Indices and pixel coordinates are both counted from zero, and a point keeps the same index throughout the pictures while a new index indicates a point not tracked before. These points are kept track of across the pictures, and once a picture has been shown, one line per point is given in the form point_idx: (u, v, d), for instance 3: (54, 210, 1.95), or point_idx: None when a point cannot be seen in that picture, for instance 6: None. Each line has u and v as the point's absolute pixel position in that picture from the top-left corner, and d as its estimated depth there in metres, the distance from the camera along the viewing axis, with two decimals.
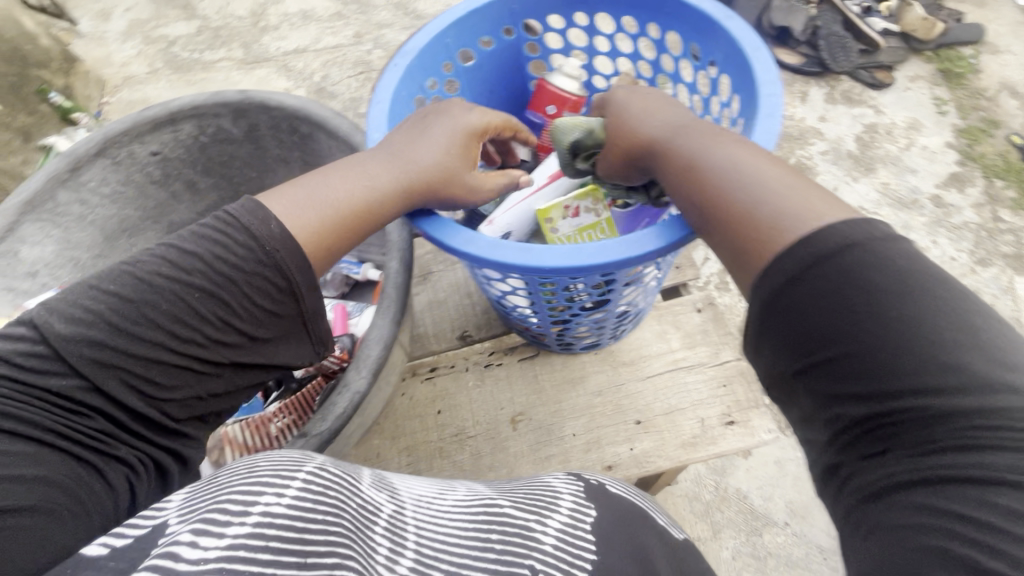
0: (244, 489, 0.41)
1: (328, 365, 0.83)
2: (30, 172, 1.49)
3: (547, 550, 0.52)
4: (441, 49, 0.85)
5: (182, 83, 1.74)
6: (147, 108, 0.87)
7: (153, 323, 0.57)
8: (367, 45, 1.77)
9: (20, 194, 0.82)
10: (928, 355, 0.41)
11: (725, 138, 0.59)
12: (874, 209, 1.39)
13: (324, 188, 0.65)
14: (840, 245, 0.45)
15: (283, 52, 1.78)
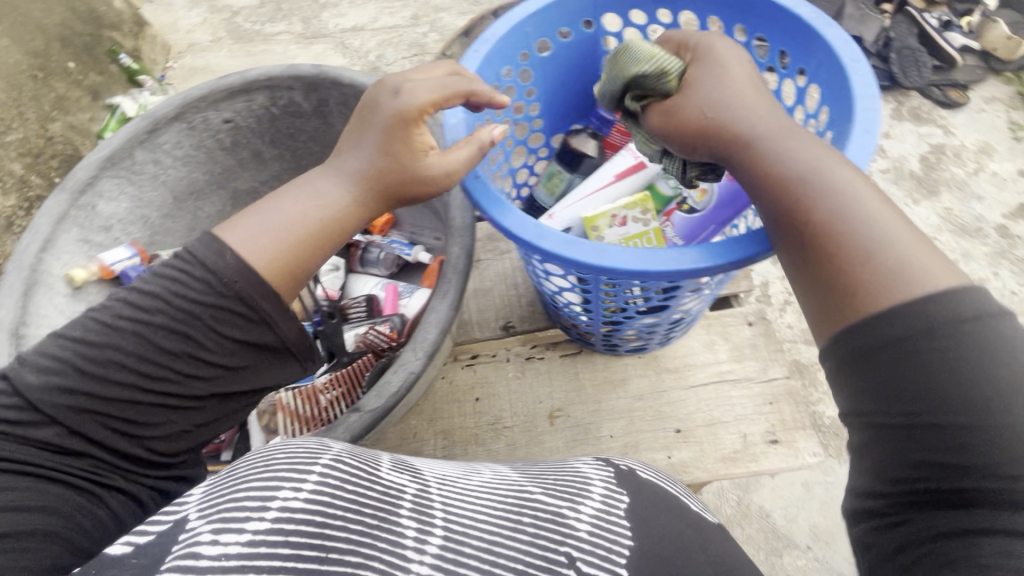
0: (261, 485, 0.48)
1: (379, 343, 0.87)
2: (96, 129, 1.55)
3: (582, 536, 0.55)
4: (520, 39, 0.85)
5: (243, 53, 1.79)
6: (224, 75, 0.90)
7: (125, 361, 0.59)
8: (424, 27, 1.78)
9: (102, 151, 0.86)
10: (1016, 428, 0.40)
11: (834, 163, 0.55)
12: (935, 234, 1.32)
13: (274, 211, 0.64)
14: (970, 316, 0.43)
15: (341, 29, 1.81)
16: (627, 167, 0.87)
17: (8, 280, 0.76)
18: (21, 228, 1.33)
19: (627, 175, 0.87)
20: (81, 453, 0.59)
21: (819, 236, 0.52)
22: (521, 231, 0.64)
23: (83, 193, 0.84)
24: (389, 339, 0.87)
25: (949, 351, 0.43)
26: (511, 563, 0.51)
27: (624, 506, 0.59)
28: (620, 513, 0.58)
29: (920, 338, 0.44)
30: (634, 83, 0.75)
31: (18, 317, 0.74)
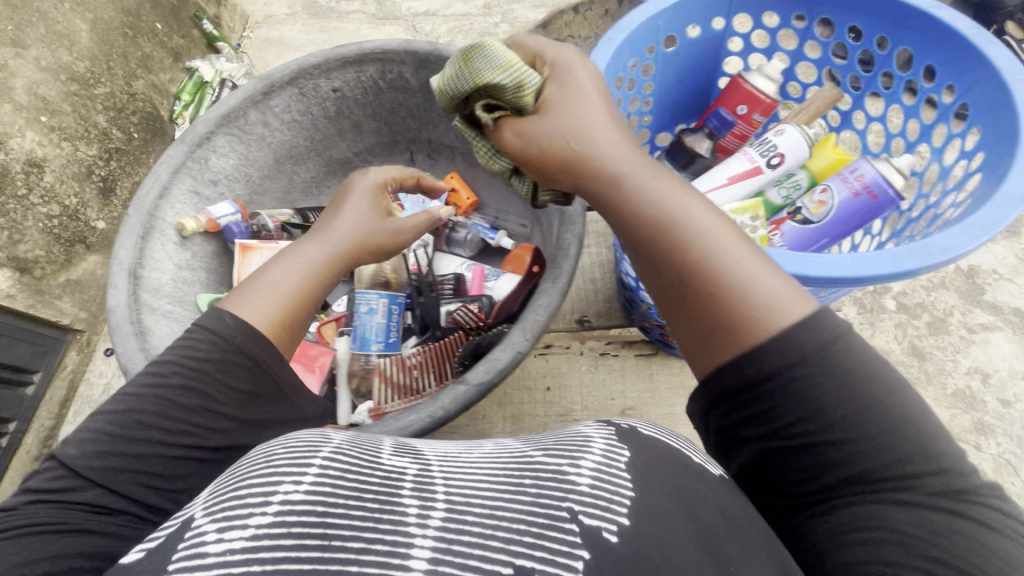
0: (262, 483, 0.45)
1: (466, 320, 0.89)
2: (174, 90, 1.61)
3: (584, 491, 0.48)
4: (651, 31, 0.84)
5: (317, 29, 1.82)
6: (340, 46, 0.93)
7: (144, 420, 0.60)
8: (495, 18, 1.78)
9: (220, 107, 0.90)
10: (875, 439, 0.47)
11: (697, 198, 0.57)
12: (1009, 276, 1.18)
13: (265, 278, 0.71)
14: (819, 343, 0.47)
15: (413, 13, 1.82)
16: (744, 170, 0.83)
17: (128, 221, 0.82)
18: (98, 177, 1.39)
19: (742, 179, 0.82)
20: (108, 509, 0.57)
21: (693, 275, 0.52)
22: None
23: (199, 147, 0.90)
24: (477, 319, 0.89)
25: (808, 384, 0.47)
26: (513, 525, 0.45)
27: (624, 460, 0.52)
28: (620, 467, 0.51)
29: (785, 389, 0.48)
30: (489, 90, 0.68)
31: (135, 259, 0.81)
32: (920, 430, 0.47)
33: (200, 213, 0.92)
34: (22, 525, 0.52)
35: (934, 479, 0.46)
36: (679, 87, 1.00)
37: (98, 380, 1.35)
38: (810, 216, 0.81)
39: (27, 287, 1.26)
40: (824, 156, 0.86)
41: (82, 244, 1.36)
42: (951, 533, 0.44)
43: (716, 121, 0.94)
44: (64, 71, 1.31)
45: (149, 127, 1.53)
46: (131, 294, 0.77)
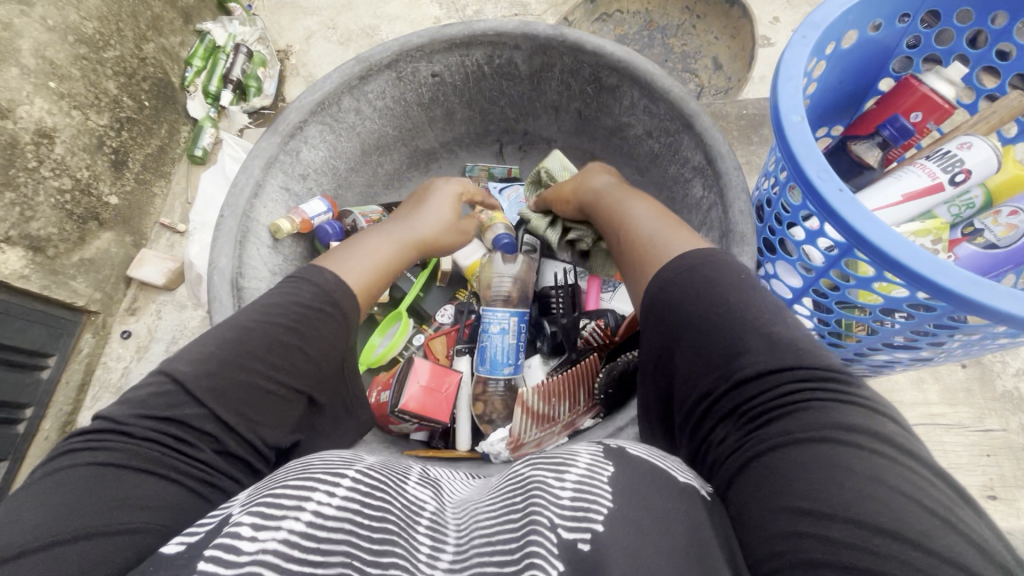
0: (297, 486, 0.42)
1: (592, 338, 0.81)
2: (185, 54, 1.51)
3: (564, 503, 0.41)
4: (837, 29, 0.61)
5: None
6: (448, 25, 0.82)
7: (246, 354, 0.55)
8: None
9: (315, 93, 0.80)
10: (726, 347, 0.49)
11: (640, 196, 0.71)
12: None
13: (365, 243, 0.72)
14: (680, 270, 0.55)
15: None
16: (922, 187, 0.62)
17: (224, 224, 0.72)
18: (110, 148, 1.31)
19: (920, 198, 0.63)
20: (190, 442, 0.51)
21: (626, 244, 0.65)
22: (914, 262, 0.45)
23: (292, 138, 0.79)
24: (603, 337, 0.80)
25: (679, 292, 0.54)
26: (503, 548, 0.40)
27: (607, 473, 0.44)
28: (601, 478, 0.43)
29: (665, 311, 0.54)
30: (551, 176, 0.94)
31: (236, 267, 0.70)
32: (760, 326, 0.48)
33: (293, 212, 0.81)
34: (98, 462, 0.46)
35: (766, 378, 0.45)
36: (835, 93, 0.76)
37: (116, 364, 1.33)
38: (994, 242, 0.62)
39: (41, 267, 1.18)
40: (1003, 169, 0.64)
41: (95, 220, 1.28)
42: (840, 472, 0.39)
43: (891, 130, 0.72)
44: (72, 32, 1.20)
45: (160, 95, 1.44)
46: (237, 306, 0.68)
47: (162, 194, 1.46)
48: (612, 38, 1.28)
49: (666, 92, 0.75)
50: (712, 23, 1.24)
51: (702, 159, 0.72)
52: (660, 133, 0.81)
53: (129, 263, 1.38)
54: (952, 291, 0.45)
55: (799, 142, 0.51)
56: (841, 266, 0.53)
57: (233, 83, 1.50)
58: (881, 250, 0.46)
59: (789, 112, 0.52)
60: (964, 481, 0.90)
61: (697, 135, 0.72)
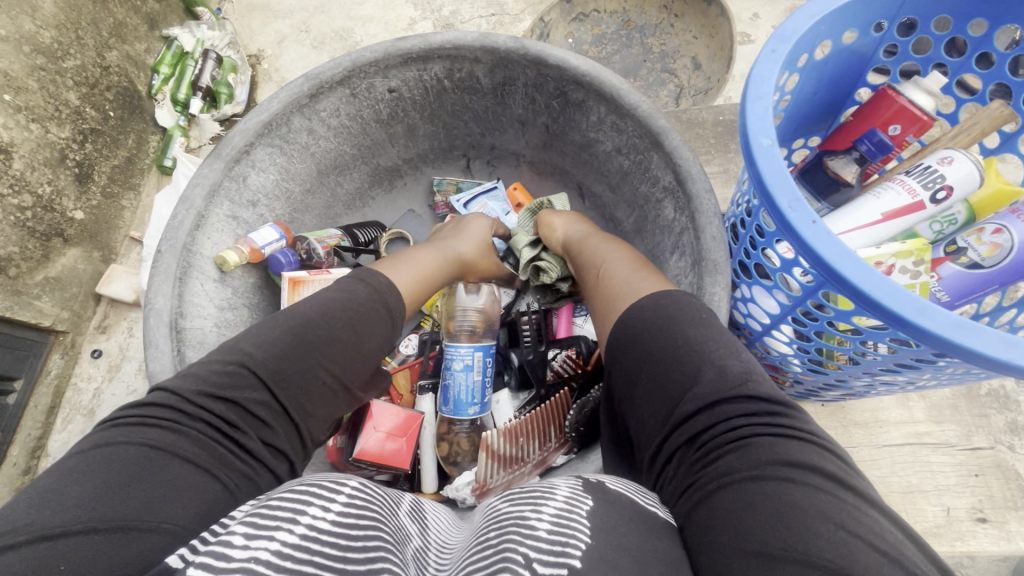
0: (293, 498, 0.40)
1: (563, 368, 0.79)
2: (151, 62, 1.46)
3: (541, 536, 0.36)
4: (808, 40, 0.59)
5: None
6: (403, 38, 0.79)
7: (319, 346, 0.59)
8: None
9: (260, 114, 0.76)
10: (680, 384, 0.48)
11: (615, 238, 0.73)
12: None
13: (413, 254, 0.77)
14: (632, 314, 0.55)
15: None
16: (901, 205, 0.61)
17: (162, 261, 0.68)
18: (73, 161, 1.26)
19: (900, 218, 0.61)
20: (236, 427, 0.52)
21: (596, 284, 0.67)
22: (891, 301, 0.43)
23: (238, 162, 0.75)
24: (576, 367, 0.78)
25: (642, 325, 0.53)
26: None
27: (586, 506, 0.39)
28: (579, 511, 0.39)
29: (626, 346, 0.54)
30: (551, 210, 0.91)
31: (175, 307, 0.67)
32: (715, 357, 0.48)
33: (242, 242, 0.78)
34: (149, 443, 0.46)
35: (708, 412, 0.44)
36: (810, 102, 0.73)
37: (87, 386, 1.28)
38: (977, 261, 0.60)
39: (3, 288, 1.13)
40: (986, 183, 0.63)
41: (59, 237, 1.24)
42: (791, 510, 0.36)
43: (869, 145, 0.70)
44: (28, 42, 1.15)
45: (126, 104, 1.39)
46: (174, 345, 0.65)
47: (132, 207, 1.42)
48: (588, 39, 1.26)
49: (633, 108, 0.73)
50: (690, 22, 1.22)
51: (672, 180, 0.70)
52: (629, 150, 0.79)
53: (98, 280, 1.33)
54: (938, 335, 0.42)
55: (769, 168, 0.49)
56: (820, 299, 0.51)
57: (203, 91, 1.45)
58: (844, 278, 0.45)
59: (758, 135, 0.50)
60: (952, 503, 0.84)
61: (667, 155, 0.70)
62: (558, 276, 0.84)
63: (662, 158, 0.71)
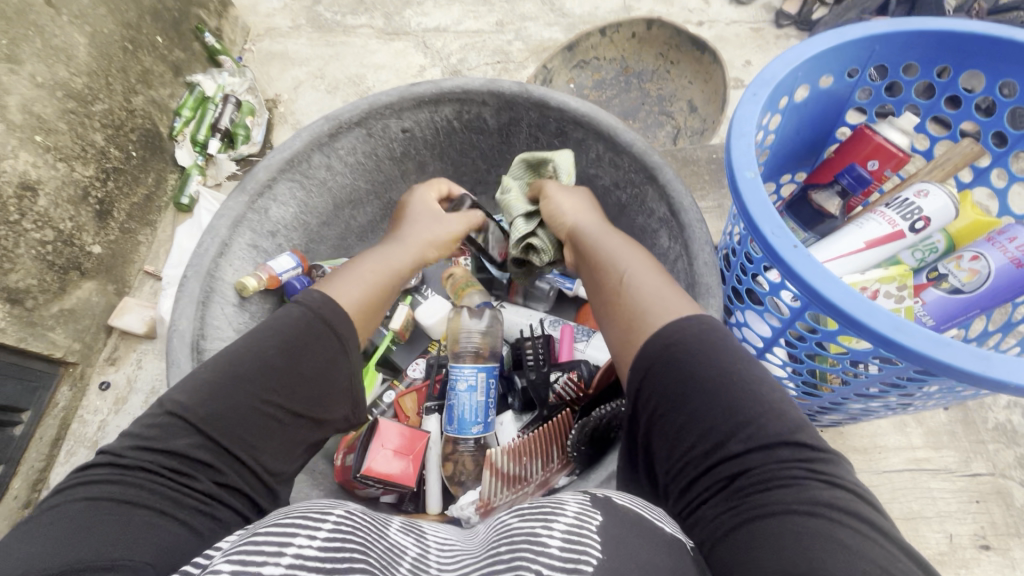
0: (276, 534, 0.41)
1: (566, 392, 0.78)
2: (175, 106, 1.54)
3: (553, 553, 0.37)
4: (787, 84, 0.63)
5: (322, 43, 1.76)
6: (417, 83, 0.84)
7: (252, 380, 0.55)
8: (509, 35, 1.69)
9: (283, 152, 0.81)
10: (718, 415, 0.46)
11: (616, 238, 0.66)
12: None
13: (356, 267, 0.69)
14: (662, 343, 0.50)
15: (423, 28, 1.74)
16: (883, 234, 0.64)
17: (186, 287, 0.71)
18: (95, 199, 1.31)
19: (882, 246, 0.64)
20: (185, 471, 0.51)
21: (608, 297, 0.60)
22: (870, 318, 0.45)
23: (261, 195, 0.79)
24: (577, 391, 0.78)
25: (686, 354, 0.49)
26: None
27: (595, 523, 0.40)
28: (589, 527, 0.40)
29: (656, 368, 0.50)
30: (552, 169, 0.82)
31: (197, 328, 0.69)
32: (768, 399, 0.46)
33: (261, 268, 0.80)
34: (94, 497, 0.46)
35: (762, 452, 0.44)
36: (793, 141, 0.77)
37: (93, 418, 1.29)
38: (959, 287, 0.63)
39: (18, 319, 1.16)
40: (963, 215, 0.67)
41: (76, 270, 1.27)
42: (840, 547, 0.37)
43: (848, 179, 0.73)
44: (61, 88, 1.22)
45: (148, 145, 1.46)
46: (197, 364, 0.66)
47: (147, 242, 1.46)
48: (589, 84, 1.33)
49: (629, 145, 0.77)
50: (685, 69, 1.28)
51: (666, 211, 0.73)
52: (626, 184, 0.82)
53: (111, 313, 1.36)
54: (919, 352, 0.44)
55: (754, 200, 0.52)
56: (809, 320, 0.54)
57: (222, 132, 1.53)
58: (837, 307, 0.46)
59: (744, 168, 0.53)
60: (954, 530, 0.90)
61: (661, 188, 0.73)
62: (550, 259, 0.80)
63: (657, 192, 0.75)
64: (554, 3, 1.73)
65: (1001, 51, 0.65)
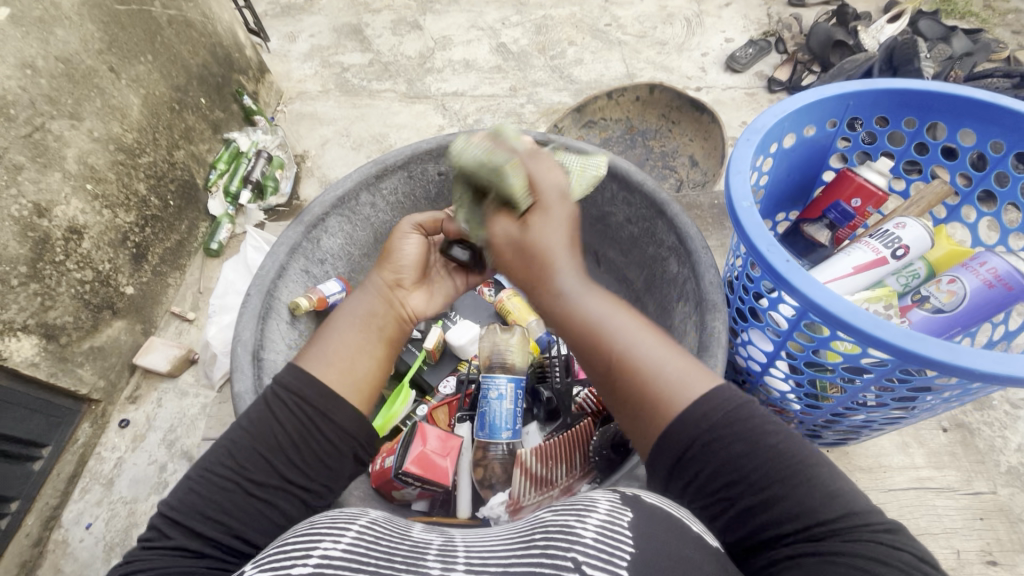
0: (303, 542, 0.42)
1: (586, 403, 0.86)
2: (211, 160, 1.66)
3: (587, 543, 0.40)
4: (776, 132, 0.71)
5: (349, 105, 1.91)
6: (453, 133, 0.93)
7: (220, 477, 0.56)
8: (521, 99, 1.83)
9: (336, 191, 0.88)
10: (772, 503, 0.45)
11: (599, 295, 0.54)
12: None
13: (336, 326, 0.65)
14: (698, 438, 0.47)
15: (443, 92, 1.90)
16: (868, 261, 0.69)
17: (249, 301, 0.77)
18: (133, 243, 1.40)
19: (869, 271, 0.69)
20: (192, 553, 0.52)
21: (612, 368, 0.51)
22: (854, 319, 0.51)
23: (315, 227, 0.86)
24: (596, 404, 0.86)
25: (732, 439, 0.46)
26: None
27: (627, 518, 0.43)
28: (622, 523, 0.42)
29: (700, 455, 0.47)
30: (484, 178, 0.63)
31: (258, 340, 0.75)
32: (818, 486, 0.44)
33: (311, 292, 0.86)
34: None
35: (830, 513, 0.43)
36: (785, 183, 0.85)
37: (110, 455, 1.30)
38: (939, 307, 0.67)
39: (51, 355, 1.21)
40: (938, 246, 0.72)
41: (109, 309, 1.34)
42: None
43: (834, 214, 0.81)
44: (113, 142, 1.33)
45: (185, 195, 1.56)
46: (256, 375, 0.71)
47: (176, 285, 1.53)
48: (597, 141, 1.43)
49: (641, 184, 0.84)
50: (686, 128, 1.39)
51: (675, 241, 0.79)
52: (638, 219, 0.88)
53: (136, 351, 1.41)
54: (894, 344, 0.50)
55: (749, 222, 0.58)
56: (804, 328, 0.59)
57: (253, 184, 1.63)
58: (828, 312, 0.52)
59: (740, 199, 0.60)
60: (961, 546, 0.91)
61: (670, 221, 0.80)
62: None
63: (666, 225, 0.81)
64: (563, 71, 1.88)
65: (960, 107, 0.74)
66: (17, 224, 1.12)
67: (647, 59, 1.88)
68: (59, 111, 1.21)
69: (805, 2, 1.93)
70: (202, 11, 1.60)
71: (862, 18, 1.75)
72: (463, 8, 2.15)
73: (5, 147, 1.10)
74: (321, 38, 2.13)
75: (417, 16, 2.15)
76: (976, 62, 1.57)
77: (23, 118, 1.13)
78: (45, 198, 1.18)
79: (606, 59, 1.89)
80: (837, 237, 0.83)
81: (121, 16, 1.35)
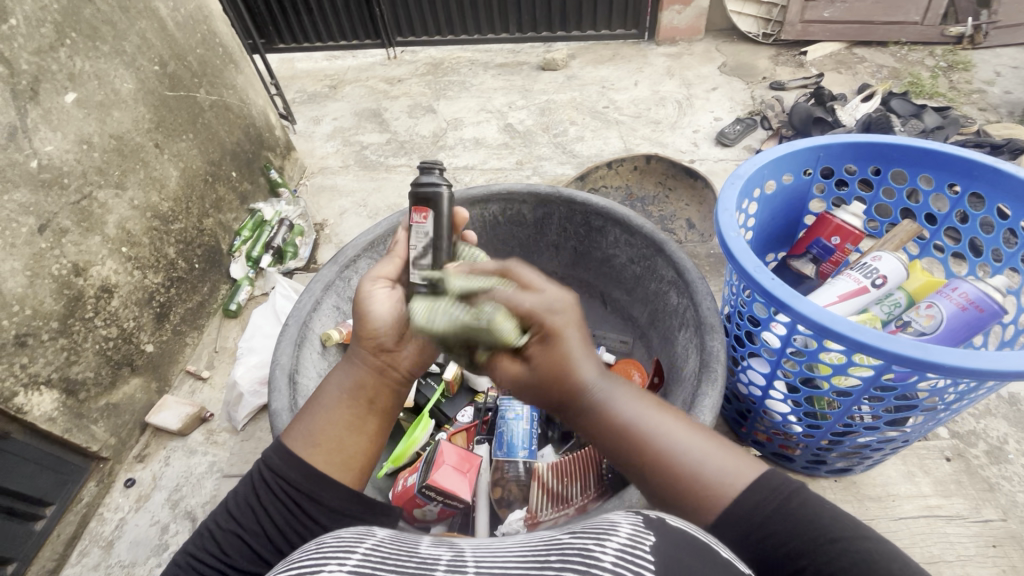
0: (307, 564, 0.41)
1: None
2: (236, 227, 1.76)
3: (606, 566, 0.39)
4: (757, 179, 0.80)
5: (367, 178, 2.05)
6: (471, 187, 1.01)
7: (203, 565, 0.57)
8: (527, 171, 1.96)
9: (365, 237, 0.95)
10: None
11: (631, 393, 0.56)
12: None
13: (325, 399, 0.64)
14: (749, 517, 0.47)
15: (454, 166, 2.03)
16: (850, 290, 0.74)
17: (286, 331, 0.82)
18: (157, 303, 1.46)
19: (851, 299, 0.74)
20: None
21: (655, 466, 0.52)
22: (834, 325, 0.56)
23: (347, 268, 0.93)
24: None
25: (794, 519, 0.46)
26: None
27: (649, 542, 0.42)
28: (644, 546, 0.41)
29: (759, 532, 0.46)
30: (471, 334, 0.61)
31: (293, 364, 0.79)
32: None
33: (342, 325, 0.92)
34: None
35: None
36: (771, 225, 0.93)
37: (113, 516, 1.27)
38: (921, 330, 0.71)
39: (69, 410, 1.23)
40: (915, 277, 0.77)
41: (128, 366, 1.37)
42: None
43: (817, 249, 0.88)
44: (150, 210, 1.44)
45: (210, 259, 1.65)
46: (290, 398, 0.75)
47: (193, 344, 1.57)
48: None
49: (640, 227, 0.90)
50: (682, 193, 1.50)
51: (674, 275, 0.84)
52: (639, 259, 0.94)
53: (149, 410, 1.42)
54: (870, 345, 0.55)
55: (737, 247, 0.65)
56: (796, 344, 0.66)
57: (274, 249, 1.72)
58: (811, 320, 0.58)
59: (728, 229, 0.67)
60: (976, 573, 0.90)
61: (668, 257, 0.85)
62: None
63: (665, 262, 0.87)
64: (566, 146, 2.04)
65: (917, 158, 0.82)
66: (55, 282, 1.19)
67: (643, 136, 2.03)
68: (106, 181, 1.32)
69: (785, 86, 2.12)
70: (239, 97, 1.78)
71: (837, 99, 1.91)
72: (473, 94, 2.37)
73: (54, 213, 1.19)
74: (343, 121, 2.33)
75: (431, 101, 2.37)
76: (948, 134, 1.70)
77: (74, 187, 1.24)
78: (83, 258, 1.25)
79: (605, 136, 2.06)
80: (823, 272, 0.89)
81: (169, 101, 1.51)
